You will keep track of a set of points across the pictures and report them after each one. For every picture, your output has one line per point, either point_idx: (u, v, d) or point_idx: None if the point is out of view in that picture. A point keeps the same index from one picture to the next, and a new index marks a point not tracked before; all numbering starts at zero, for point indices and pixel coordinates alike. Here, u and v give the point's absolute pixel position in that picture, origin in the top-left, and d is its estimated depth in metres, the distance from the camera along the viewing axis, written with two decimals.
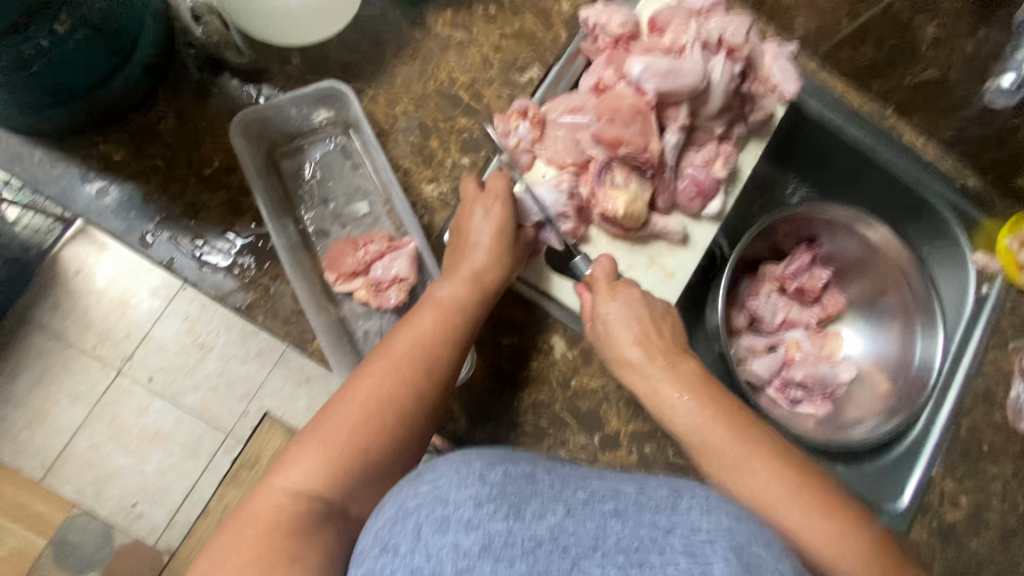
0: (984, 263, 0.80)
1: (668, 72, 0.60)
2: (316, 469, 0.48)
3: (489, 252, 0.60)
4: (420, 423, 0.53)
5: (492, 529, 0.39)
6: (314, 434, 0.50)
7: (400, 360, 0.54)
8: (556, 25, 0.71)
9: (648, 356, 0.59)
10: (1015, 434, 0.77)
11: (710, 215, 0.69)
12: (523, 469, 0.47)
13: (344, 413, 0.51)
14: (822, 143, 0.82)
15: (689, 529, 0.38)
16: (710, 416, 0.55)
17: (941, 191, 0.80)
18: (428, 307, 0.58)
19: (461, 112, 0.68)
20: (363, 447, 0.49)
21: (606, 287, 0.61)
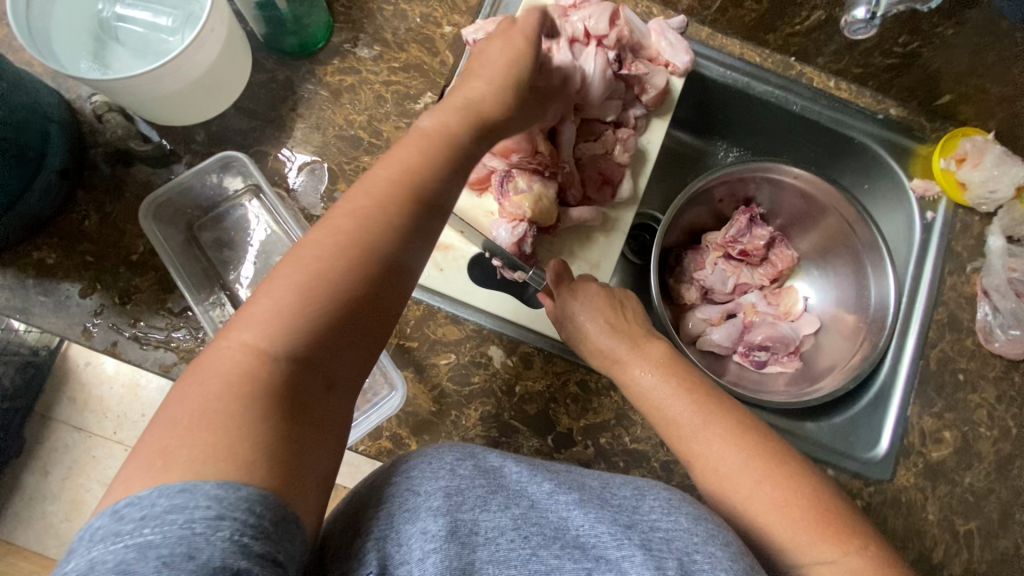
0: (924, 189, 0.78)
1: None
2: (281, 321, 0.40)
3: (486, 94, 0.51)
4: (395, 280, 0.44)
5: (462, 518, 0.43)
6: (278, 285, 0.41)
7: (372, 202, 0.44)
8: (440, 50, 0.74)
9: (616, 348, 0.60)
10: (990, 357, 0.74)
11: (623, 200, 0.70)
12: (493, 461, 0.49)
13: (305, 263, 0.42)
14: (733, 105, 0.82)
15: (648, 528, 0.44)
16: (679, 390, 0.56)
17: (865, 126, 0.79)
18: (409, 143, 0.48)
19: (363, 151, 0.71)
20: (334, 300, 0.41)
21: (566, 289, 0.63)
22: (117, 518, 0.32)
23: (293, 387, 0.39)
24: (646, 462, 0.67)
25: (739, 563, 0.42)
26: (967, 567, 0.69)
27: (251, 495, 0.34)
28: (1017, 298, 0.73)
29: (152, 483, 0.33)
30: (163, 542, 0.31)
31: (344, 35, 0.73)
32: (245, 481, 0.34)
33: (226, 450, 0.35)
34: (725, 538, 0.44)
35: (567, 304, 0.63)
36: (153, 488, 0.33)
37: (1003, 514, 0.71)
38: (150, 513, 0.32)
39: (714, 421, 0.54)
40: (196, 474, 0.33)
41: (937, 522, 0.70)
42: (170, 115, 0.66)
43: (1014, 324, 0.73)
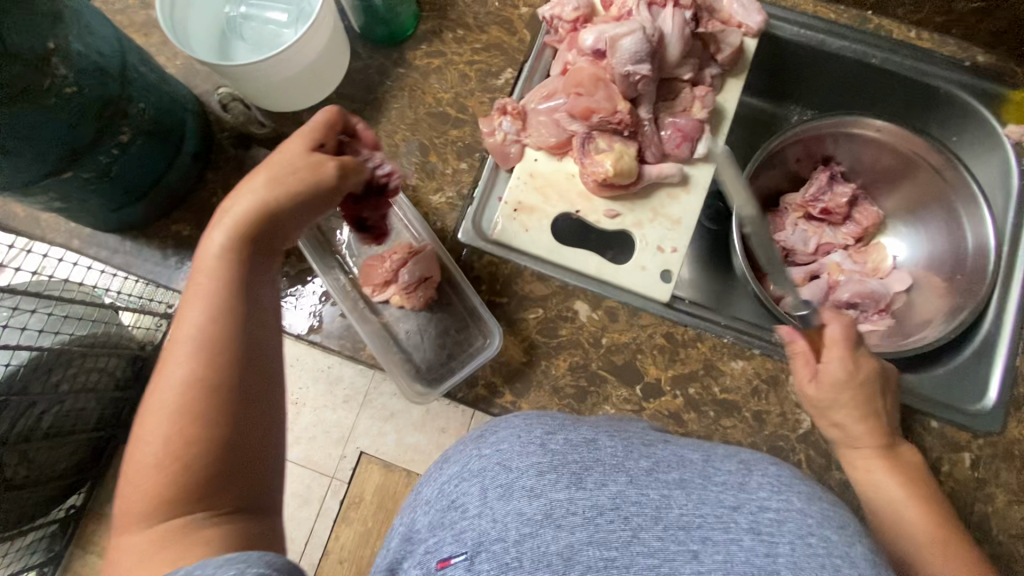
0: (1019, 134, 0.75)
1: (617, 43, 0.65)
2: (149, 493, 0.41)
3: (260, 199, 0.49)
4: (236, 374, 0.45)
5: (555, 499, 0.41)
6: (134, 464, 0.42)
7: (180, 346, 0.45)
8: (518, 29, 0.79)
9: (851, 435, 0.60)
10: None
11: (701, 156, 0.72)
12: (584, 433, 0.48)
13: (153, 428, 0.43)
14: (808, 65, 0.82)
15: (757, 508, 0.40)
16: (915, 497, 0.55)
17: (950, 75, 0.77)
18: (192, 282, 0.47)
19: (451, 126, 0.76)
20: (194, 440, 0.42)
21: (845, 352, 0.60)
22: None
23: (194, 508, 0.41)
24: (736, 411, 0.68)
25: (858, 547, 0.37)
26: None
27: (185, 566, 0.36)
28: None
29: None
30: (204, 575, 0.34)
31: (430, 22, 0.79)
32: None
33: None
34: (840, 520, 0.40)
35: (840, 369, 0.60)
36: None
37: None
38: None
39: (959, 552, 0.51)
40: None
41: None
42: (282, 101, 0.74)
43: None
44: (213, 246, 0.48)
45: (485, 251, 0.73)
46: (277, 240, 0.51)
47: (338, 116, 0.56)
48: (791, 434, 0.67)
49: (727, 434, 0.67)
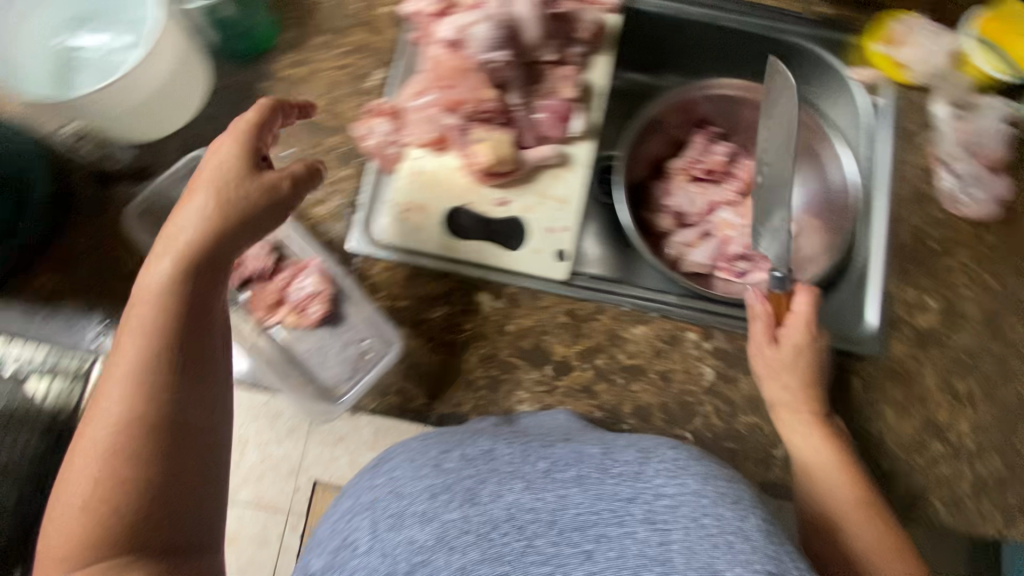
0: (867, 77, 0.80)
1: (469, 32, 0.65)
2: (78, 536, 0.39)
3: (203, 227, 0.47)
4: (172, 411, 0.43)
5: (445, 520, 0.45)
6: (65, 503, 0.40)
7: (114, 386, 0.42)
8: (383, 28, 0.77)
9: (793, 398, 0.66)
10: (961, 222, 0.76)
11: (577, 135, 0.74)
12: (482, 446, 0.53)
13: (84, 467, 0.41)
14: (671, 33, 0.85)
15: (654, 495, 0.45)
16: (836, 461, 0.63)
17: (797, 30, 0.82)
18: (137, 307, 0.45)
19: (326, 134, 0.74)
20: (127, 482, 0.40)
21: (807, 321, 0.68)
22: None
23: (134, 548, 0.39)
24: (644, 375, 0.70)
25: (750, 521, 0.42)
26: (973, 424, 0.72)
27: None
28: (969, 157, 0.76)
29: None
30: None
31: (292, 30, 0.77)
32: None
33: None
34: (735, 494, 0.45)
35: (797, 338, 0.67)
36: None
37: (1000, 369, 0.73)
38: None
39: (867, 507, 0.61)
40: None
41: (936, 385, 0.72)
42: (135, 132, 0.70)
43: (973, 184, 0.76)
44: (157, 267, 0.46)
45: (380, 255, 0.71)
46: (226, 263, 0.48)
47: (267, 114, 0.54)
48: (697, 387, 0.70)
49: (637, 398, 0.69)
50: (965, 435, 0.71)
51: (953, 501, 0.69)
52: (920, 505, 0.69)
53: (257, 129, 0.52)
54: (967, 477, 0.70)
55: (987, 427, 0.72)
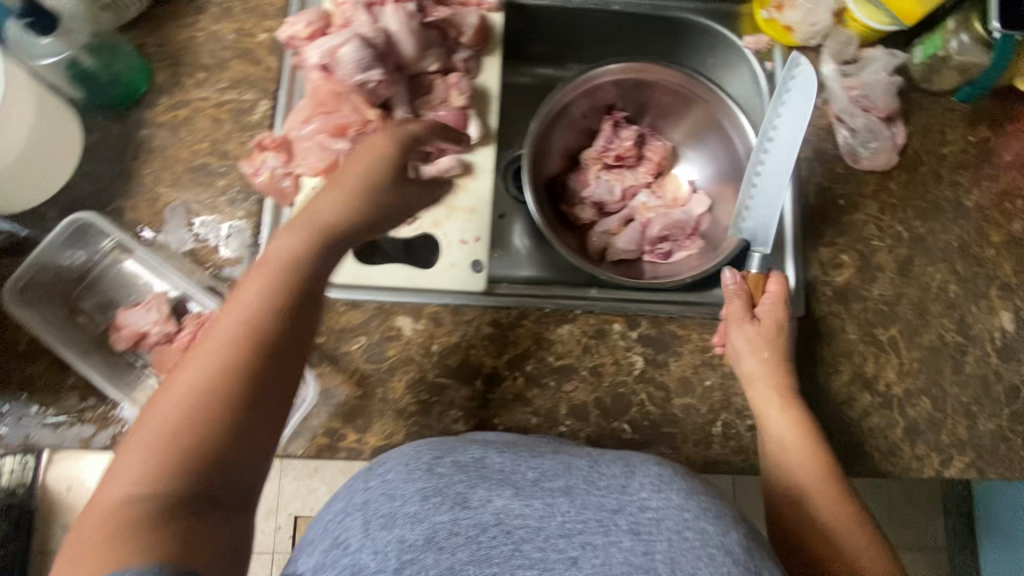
0: (755, 44, 0.81)
1: (337, 54, 0.62)
2: (146, 465, 0.37)
3: (333, 211, 0.50)
4: (268, 366, 0.42)
5: (438, 521, 0.44)
6: (143, 430, 0.39)
7: (225, 336, 0.42)
8: (262, 58, 0.75)
9: (769, 371, 0.67)
10: (864, 175, 0.78)
11: (477, 140, 0.73)
12: (473, 454, 0.50)
13: (167, 402, 0.40)
14: (562, 23, 0.84)
15: (637, 508, 0.45)
16: (804, 437, 0.64)
17: (685, 5, 0.82)
18: (258, 271, 0.46)
19: (216, 176, 0.71)
20: (207, 423, 0.39)
21: (775, 297, 0.70)
22: None
23: (159, 515, 0.35)
24: (575, 373, 0.70)
25: (732, 536, 0.43)
26: (899, 370, 0.73)
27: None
28: (862, 112, 0.77)
29: None
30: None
31: (164, 72, 0.73)
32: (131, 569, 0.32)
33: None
34: (717, 509, 0.45)
35: (768, 313, 0.70)
36: None
37: (918, 313, 0.75)
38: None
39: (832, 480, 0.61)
40: None
41: (860, 338, 0.74)
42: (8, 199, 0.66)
43: (870, 138, 0.77)
44: (279, 244, 0.47)
45: None
46: (342, 248, 0.50)
47: (411, 129, 0.57)
48: (629, 377, 0.70)
49: (571, 398, 0.69)
50: (893, 382, 0.73)
51: (890, 448, 0.71)
52: (860, 459, 0.71)
53: (408, 140, 0.57)
54: (900, 424, 0.72)
55: (914, 372, 0.74)
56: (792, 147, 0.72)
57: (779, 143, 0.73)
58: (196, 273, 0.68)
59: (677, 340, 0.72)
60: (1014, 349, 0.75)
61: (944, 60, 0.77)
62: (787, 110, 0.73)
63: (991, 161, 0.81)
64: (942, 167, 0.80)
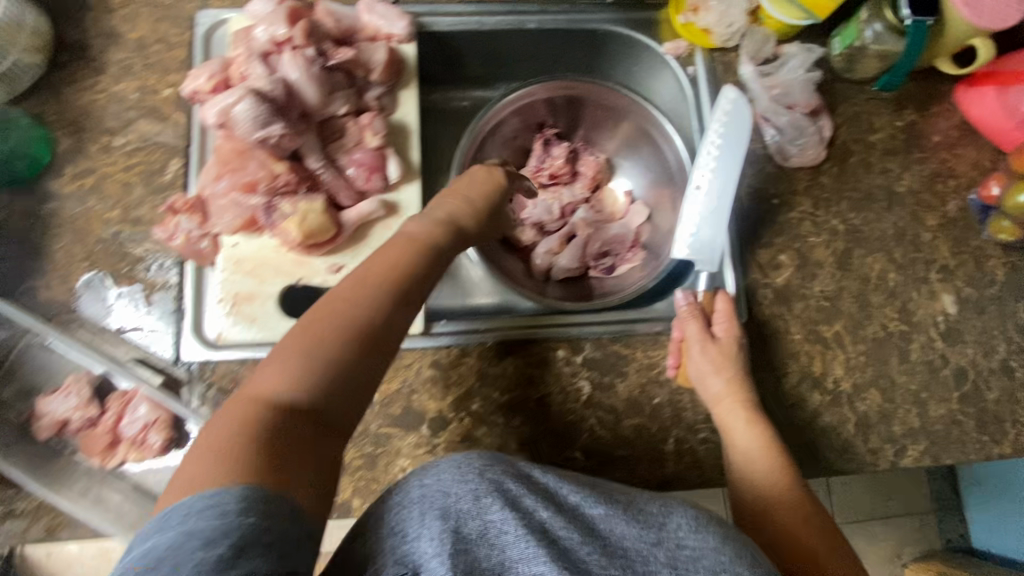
0: (675, 49, 0.80)
1: (232, 114, 0.59)
2: (300, 371, 0.45)
3: (455, 204, 0.62)
4: (390, 328, 0.50)
5: (491, 519, 0.41)
6: (294, 342, 0.47)
7: (371, 283, 0.51)
8: (168, 114, 0.72)
9: (727, 390, 0.67)
10: (795, 172, 0.77)
11: (398, 180, 0.70)
12: (521, 466, 0.46)
13: (330, 318, 0.48)
14: (479, 46, 0.82)
15: (674, 544, 0.42)
16: (770, 452, 0.64)
17: (601, 15, 0.80)
18: (396, 243, 0.55)
19: (131, 243, 0.69)
20: (345, 358, 0.46)
21: (727, 316, 0.70)
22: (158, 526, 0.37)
23: (284, 429, 0.42)
24: (523, 408, 0.69)
25: None
26: (847, 365, 0.73)
27: (244, 493, 0.37)
28: (786, 110, 0.76)
29: (187, 498, 0.37)
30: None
31: (67, 140, 0.71)
32: (240, 482, 0.38)
33: (236, 471, 0.39)
34: (751, 556, 0.42)
35: (722, 331, 0.70)
36: (191, 496, 0.37)
37: (861, 306, 0.75)
38: (187, 518, 0.36)
39: (801, 493, 0.61)
40: (223, 484, 0.38)
41: (804, 338, 0.74)
42: None
43: (797, 136, 0.76)
44: (410, 229, 0.57)
45: (215, 362, 0.66)
46: (459, 242, 0.61)
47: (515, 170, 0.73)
48: (578, 405, 0.69)
49: (520, 433, 0.68)
50: (842, 378, 0.73)
51: (844, 445, 0.71)
52: (815, 460, 0.70)
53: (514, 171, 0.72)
54: (852, 419, 0.72)
55: (861, 365, 0.74)
56: (736, 168, 0.72)
57: (721, 164, 0.73)
58: (115, 350, 0.66)
59: (623, 360, 0.71)
60: (957, 330, 0.76)
61: (862, 50, 0.76)
62: (727, 133, 0.73)
63: (920, 144, 0.81)
64: (872, 156, 0.79)
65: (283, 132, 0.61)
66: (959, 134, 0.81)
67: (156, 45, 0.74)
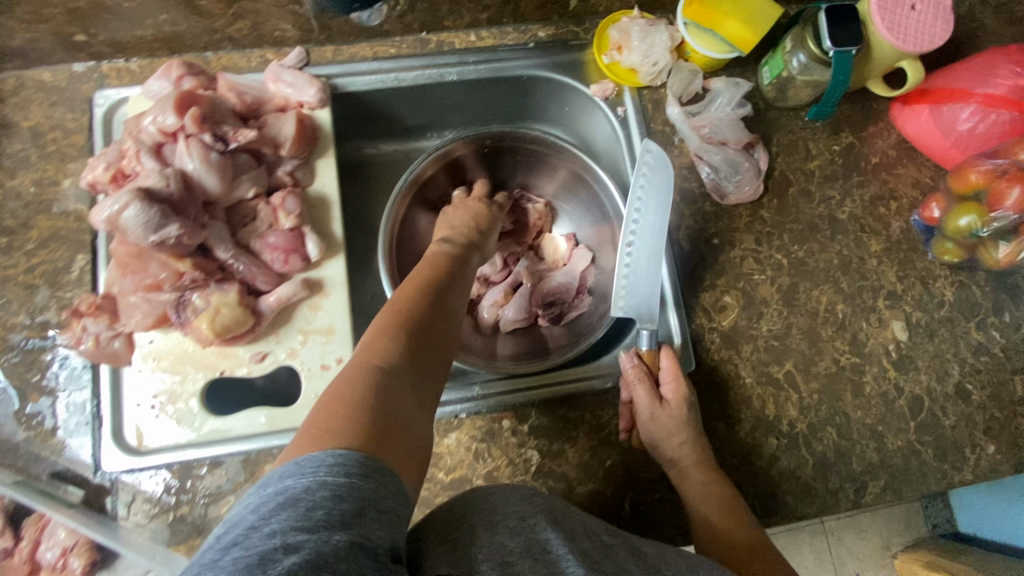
0: (602, 91, 0.77)
1: (120, 221, 0.56)
2: (392, 353, 0.48)
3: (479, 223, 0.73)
4: (454, 319, 0.56)
5: (539, 538, 0.44)
6: (379, 332, 0.50)
7: (432, 282, 0.58)
8: (70, 207, 0.68)
9: (677, 451, 0.64)
10: (735, 209, 0.75)
11: (320, 257, 0.66)
12: (563, 508, 0.52)
13: (406, 311, 0.53)
14: (401, 101, 0.79)
15: None
16: (725, 507, 0.61)
17: (522, 59, 0.77)
18: (440, 255, 0.64)
19: (39, 350, 0.65)
20: (427, 343, 0.51)
21: (671, 372, 0.67)
22: (286, 483, 0.35)
23: (394, 396, 0.44)
24: (470, 485, 0.66)
25: None
26: (801, 406, 0.71)
27: (365, 455, 0.38)
28: (719, 148, 0.74)
29: (320, 452, 0.37)
30: (287, 516, 0.32)
31: None
32: (364, 444, 0.39)
33: (363, 432, 0.39)
34: None
35: (669, 390, 0.67)
36: (321, 452, 0.37)
37: (811, 341, 0.73)
38: (320, 467, 0.36)
39: (758, 547, 0.58)
40: (349, 443, 0.38)
41: (756, 381, 0.72)
42: None
43: (733, 172, 0.75)
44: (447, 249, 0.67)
45: (138, 470, 0.63)
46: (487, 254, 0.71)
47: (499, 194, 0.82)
48: (527, 475, 0.66)
49: None
50: (796, 420, 0.71)
51: (804, 490, 0.69)
52: (775, 508, 0.68)
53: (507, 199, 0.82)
54: (810, 460, 0.70)
55: (815, 404, 0.72)
56: (662, 227, 0.70)
57: (647, 225, 0.71)
58: (22, 474, 0.62)
59: (571, 423, 0.69)
60: (910, 357, 0.74)
61: (790, 80, 0.74)
62: (648, 193, 0.71)
63: (859, 167, 0.79)
64: (811, 184, 0.78)
65: (180, 230, 0.58)
66: (897, 154, 0.80)
67: (52, 133, 0.70)
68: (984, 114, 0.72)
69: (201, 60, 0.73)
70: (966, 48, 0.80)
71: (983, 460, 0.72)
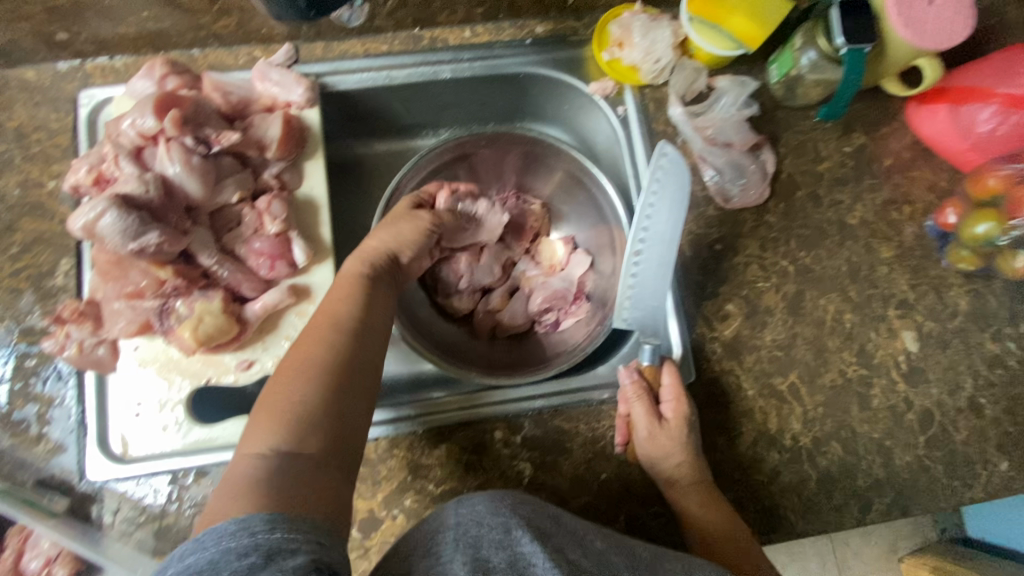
0: (602, 91, 0.74)
1: (98, 228, 0.55)
2: (282, 422, 0.44)
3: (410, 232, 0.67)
4: (357, 361, 0.51)
5: (523, 551, 0.42)
6: (270, 401, 0.47)
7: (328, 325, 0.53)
8: (55, 210, 0.67)
9: (678, 471, 0.61)
10: (739, 213, 0.73)
11: (307, 263, 0.65)
12: (550, 511, 0.48)
13: (297, 368, 0.48)
14: (393, 100, 0.77)
15: None
16: (726, 525, 0.60)
17: (518, 56, 0.74)
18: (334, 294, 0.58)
19: (24, 356, 0.64)
20: (320, 399, 0.47)
21: (675, 392, 0.65)
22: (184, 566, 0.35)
23: (286, 469, 0.42)
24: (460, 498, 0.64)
25: None
26: (804, 419, 0.69)
27: (260, 523, 0.36)
28: (723, 150, 0.72)
29: (207, 539, 0.36)
30: None
31: None
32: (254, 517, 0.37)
33: (250, 508, 0.38)
34: None
35: (671, 408, 0.64)
36: (208, 538, 0.36)
37: (817, 352, 0.71)
38: (212, 549, 0.35)
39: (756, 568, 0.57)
40: (240, 520, 0.37)
41: (758, 393, 0.69)
42: None
43: (738, 176, 0.72)
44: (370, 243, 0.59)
45: (124, 479, 0.61)
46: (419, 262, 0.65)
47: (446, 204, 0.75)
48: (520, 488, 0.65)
49: None
50: (800, 433, 0.69)
51: (808, 506, 0.67)
52: (778, 525, 0.66)
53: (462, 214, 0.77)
54: (814, 476, 0.67)
55: (819, 418, 0.69)
56: (671, 237, 0.67)
57: (655, 234, 0.68)
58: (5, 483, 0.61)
59: (565, 435, 0.67)
60: (921, 369, 0.71)
61: (799, 78, 0.71)
62: (659, 199, 0.68)
63: (872, 169, 0.75)
64: (820, 187, 0.74)
65: (160, 237, 0.57)
66: (913, 155, 0.76)
67: (36, 134, 0.69)
68: (1006, 115, 0.68)
69: (187, 58, 0.71)
70: (987, 44, 0.76)
71: (996, 477, 0.69)
